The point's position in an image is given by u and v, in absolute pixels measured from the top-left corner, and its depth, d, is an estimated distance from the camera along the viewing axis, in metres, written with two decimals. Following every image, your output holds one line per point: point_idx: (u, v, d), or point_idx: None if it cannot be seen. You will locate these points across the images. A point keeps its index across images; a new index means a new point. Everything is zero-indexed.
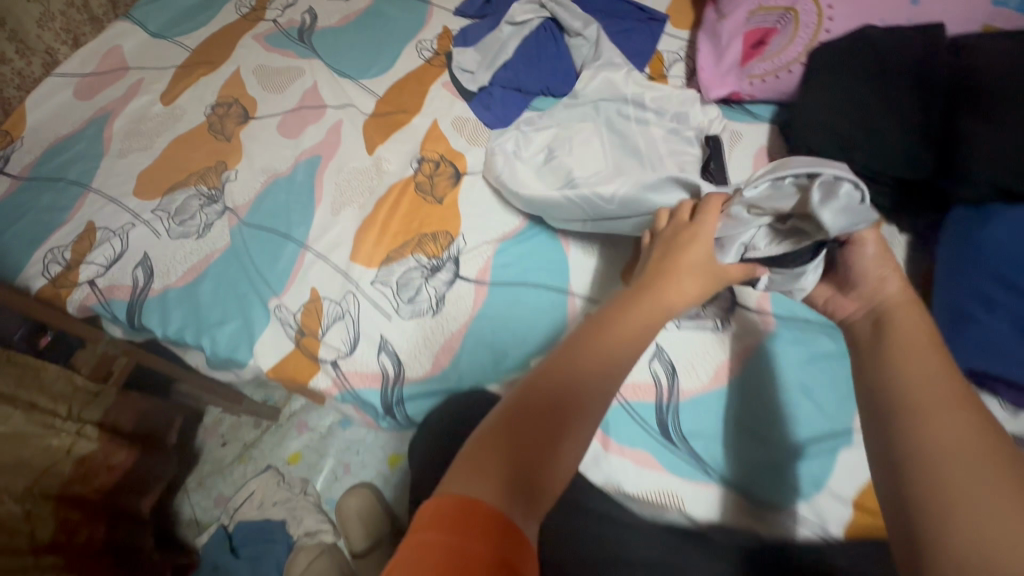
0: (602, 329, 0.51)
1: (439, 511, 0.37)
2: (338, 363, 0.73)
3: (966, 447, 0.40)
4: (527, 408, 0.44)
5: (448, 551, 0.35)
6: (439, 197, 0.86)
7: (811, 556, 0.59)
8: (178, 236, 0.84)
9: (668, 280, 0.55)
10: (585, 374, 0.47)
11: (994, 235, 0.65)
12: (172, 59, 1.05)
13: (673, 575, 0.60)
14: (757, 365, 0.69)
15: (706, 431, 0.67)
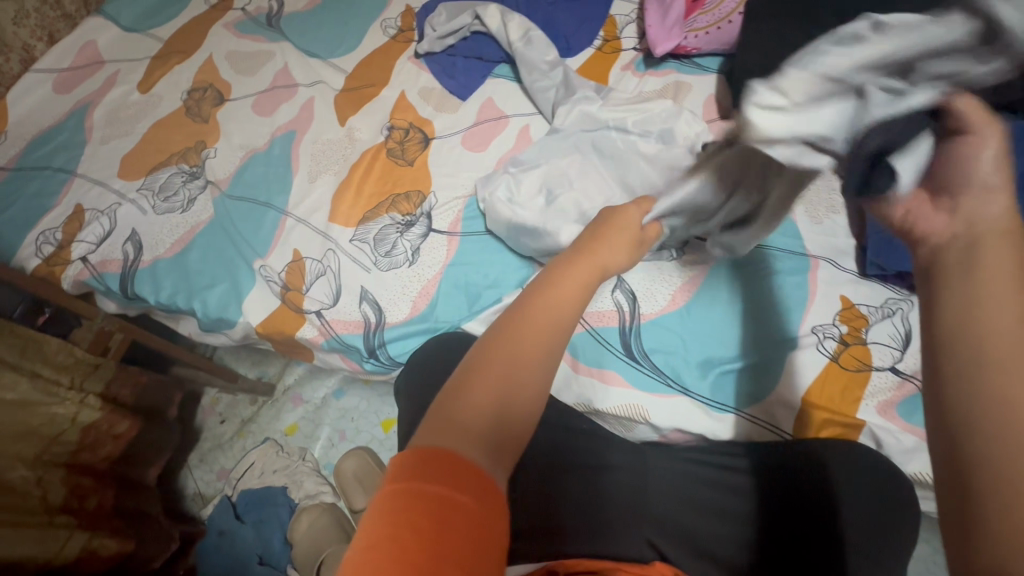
0: (537, 297, 0.43)
1: (415, 462, 0.34)
2: (322, 312, 0.80)
3: None
4: (471, 405, 0.37)
5: (430, 499, 0.32)
6: (410, 159, 0.90)
7: (763, 446, 0.65)
8: (164, 211, 0.90)
9: (601, 239, 0.50)
10: (529, 349, 0.40)
11: None
12: (146, 49, 1.09)
13: (640, 477, 0.65)
14: (709, 286, 0.75)
15: (666, 346, 0.74)
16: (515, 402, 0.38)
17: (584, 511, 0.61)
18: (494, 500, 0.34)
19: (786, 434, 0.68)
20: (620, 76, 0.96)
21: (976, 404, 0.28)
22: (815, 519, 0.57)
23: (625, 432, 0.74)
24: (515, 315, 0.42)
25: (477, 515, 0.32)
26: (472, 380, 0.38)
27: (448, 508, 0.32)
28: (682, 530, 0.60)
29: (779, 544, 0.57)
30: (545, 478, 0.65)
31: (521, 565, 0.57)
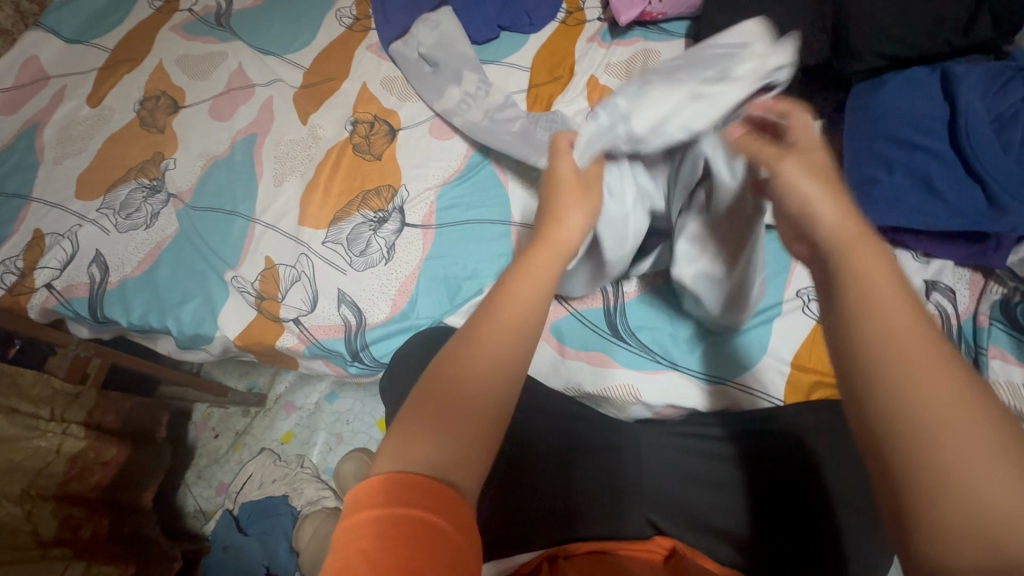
0: (502, 292, 0.40)
1: (381, 491, 0.31)
2: (300, 319, 0.78)
3: (948, 393, 0.27)
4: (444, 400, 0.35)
5: (380, 523, 0.30)
6: (377, 153, 0.87)
7: (758, 412, 0.65)
8: (127, 229, 0.86)
9: (560, 216, 0.46)
10: (502, 345, 0.37)
11: (885, 100, 0.69)
12: (91, 61, 1.04)
13: (635, 456, 0.64)
14: None
15: (651, 323, 0.73)
16: (489, 398, 0.36)
17: (578, 495, 0.61)
18: (456, 511, 0.31)
19: (778, 400, 0.67)
20: (586, 49, 0.92)
21: (888, 437, 0.27)
22: (799, 484, 0.58)
23: (618, 413, 0.73)
24: (482, 312, 0.39)
25: (434, 527, 0.30)
26: (444, 376, 0.36)
27: (401, 529, 0.30)
28: (679, 505, 0.60)
29: (765, 509, 0.58)
30: (542, 466, 0.64)
31: (528, 553, 0.57)
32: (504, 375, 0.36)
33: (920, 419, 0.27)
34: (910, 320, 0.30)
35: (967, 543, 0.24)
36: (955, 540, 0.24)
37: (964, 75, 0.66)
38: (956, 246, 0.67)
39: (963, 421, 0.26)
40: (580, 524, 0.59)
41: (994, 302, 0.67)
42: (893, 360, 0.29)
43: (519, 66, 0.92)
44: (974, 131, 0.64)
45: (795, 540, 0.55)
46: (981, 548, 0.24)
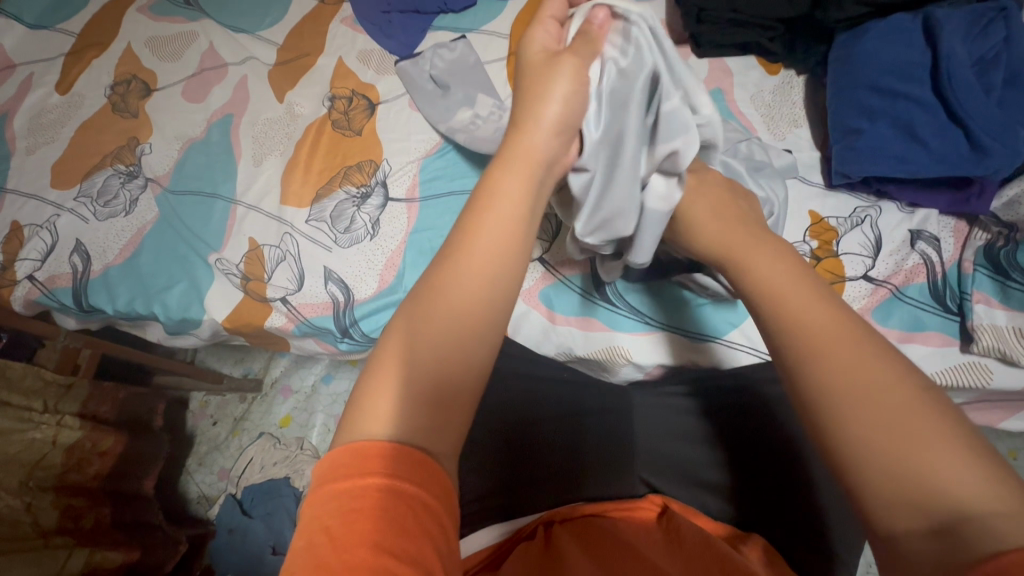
0: (473, 218, 0.40)
1: (347, 460, 0.31)
2: (288, 299, 0.78)
3: (869, 395, 0.33)
4: (419, 369, 0.34)
5: (338, 496, 0.29)
6: (357, 129, 0.86)
7: (745, 366, 0.65)
8: (106, 216, 0.85)
9: (524, 129, 0.44)
10: (467, 275, 0.37)
11: (867, 49, 0.68)
12: (58, 46, 1.02)
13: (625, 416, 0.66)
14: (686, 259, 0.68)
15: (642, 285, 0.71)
16: (466, 364, 0.36)
17: (577, 459, 0.62)
18: (423, 475, 0.31)
19: (765, 355, 0.67)
20: None
21: (827, 428, 0.34)
22: (778, 441, 0.59)
23: (609, 375, 0.73)
24: (448, 251, 0.39)
25: (397, 490, 0.29)
26: (408, 324, 0.36)
27: (361, 501, 0.29)
28: (671, 464, 0.62)
29: (748, 468, 0.59)
30: (540, 430, 0.65)
31: (527, 515, 0.58)
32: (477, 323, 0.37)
33: (855, 415, 0.33)
34: (835, 332, 0.37)
35: (902, 505, 0.30)
36: (897, 505, 0.30)
37: (946, 19, 0.64)
38: (940, 193, 0.67)
39: (887, 410, 0.33)
40: (582, 485, 0.61)
41: (978, 248, 0.66)
42: (827, 362, 0.36)
43: (498, 34, 0.88)
44: (955, 76, 0.63)
45: (777, 496, 0.56)
46: (915, 507, 0.30)
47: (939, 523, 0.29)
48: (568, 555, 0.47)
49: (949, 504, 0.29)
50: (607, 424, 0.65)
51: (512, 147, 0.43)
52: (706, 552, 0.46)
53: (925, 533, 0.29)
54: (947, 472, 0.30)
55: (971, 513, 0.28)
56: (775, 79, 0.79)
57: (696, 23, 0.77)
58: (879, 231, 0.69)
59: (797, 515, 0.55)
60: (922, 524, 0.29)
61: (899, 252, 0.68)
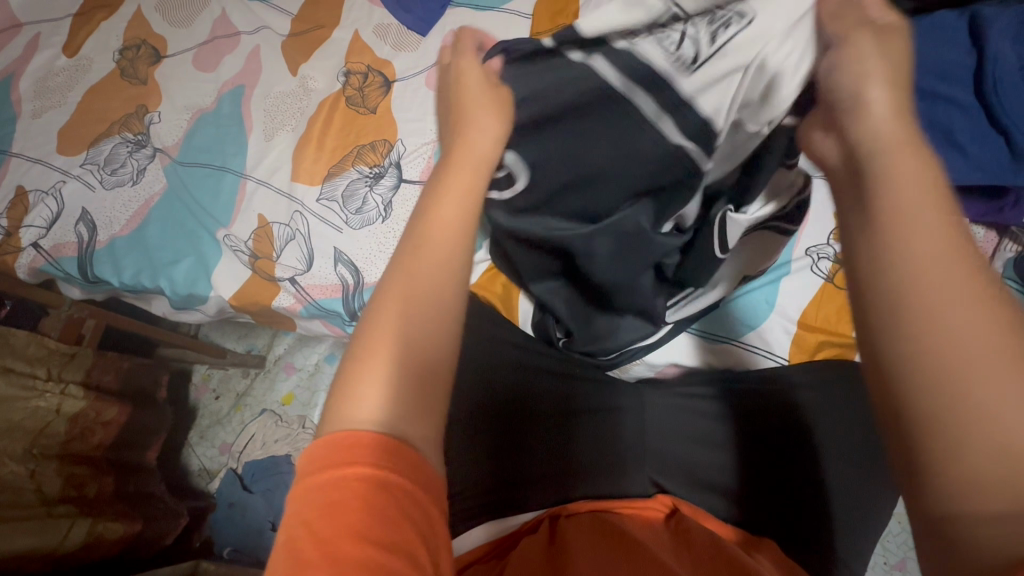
0: (413, 250, 0.35)
1: (332, 452, 0.28)
2: (296, 279, 0.77)
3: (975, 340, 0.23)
4: (416, 345, 0.32)
5: (323, 490, 0.27)
6: (372, 107, 0.83)
7: (765, 373, 0.63)
8: (113, 186, 0.83)
9: (462, 137, 0.40)
10: (425, 286, 0.34)
11: (908, 46, 0.65)
12: (66, 7, 0.98)
13: (626, 414, 0.64)
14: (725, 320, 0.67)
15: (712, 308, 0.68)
16: (448, 354, 0.33)
17: (575, 459, 0.62)
18: (410, 471, 0.29)
19: (782, 358, 0.67)
20: None
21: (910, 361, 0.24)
22: (789, 448, 0.59)
23: (619, 373, 0.69)
24: (400, 265, 0.35)
25: (384, 485, 0.27)
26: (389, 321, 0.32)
27: (344, 492, 0.27)
28: (681, 466, 0.61)
29: (758, 475, 0.58)
30: (537, 425, 0.63)
31: (527, 513, 0.58)
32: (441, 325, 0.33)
33: (957, 371, 0.23)
34: (947, 255, 0.25)
35: (991, 474, 0.22)
36: (965, 471, 0.22)
37: (994, 18, 0.61)
38: (972, 202, 0.65)
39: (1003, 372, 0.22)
40: (577, 484, 0.60)
41: (1009, 259, 0.67)
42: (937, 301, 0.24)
43: (519, 13, 0.84)
44: (1001, 82, 0.61)
45: (779, 501, 0.57)
46: (1001, 484, 0.21)
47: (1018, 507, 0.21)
48: (573, 546, 0.46)
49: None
50: (623, 431, 0.63)
51: (454, 153, 0.40)
52: (712, 555, 0.44)
53: (1001, 518, 0.21)
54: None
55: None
56: None
57: None
58: None
59: (804, 521, 0.55)
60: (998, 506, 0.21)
61: None
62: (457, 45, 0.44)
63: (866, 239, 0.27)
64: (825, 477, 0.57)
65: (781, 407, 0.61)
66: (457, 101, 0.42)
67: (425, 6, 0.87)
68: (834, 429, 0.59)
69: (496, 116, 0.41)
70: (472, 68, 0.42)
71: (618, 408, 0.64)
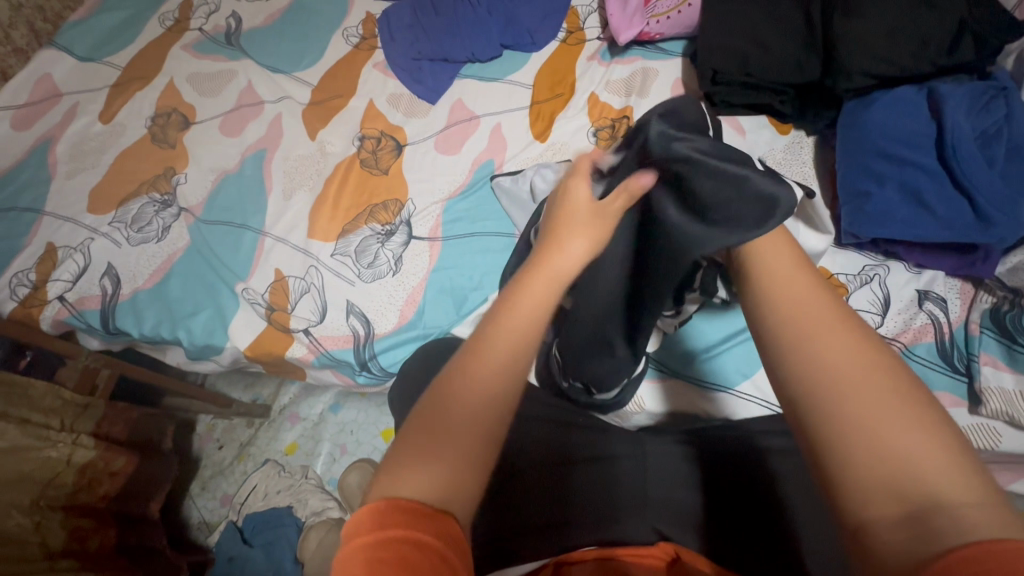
0: (488, 331, 0.38)
1: (372, 514, 0.31)
2: (310, 330, 0.80)
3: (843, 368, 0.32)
4: (447, 404, 0.35)
5: (366, 550, 0.30)
6: (384, 168, 0.90)
7: (734, 428, 0.66)
8: (139, 242, 0.88)
9: (549, 250, 0.43)
10: (489, 373, 0.36)
11: (875, 117, 0.72)
12: (104, 79, 1.07)
13: (616, 460, 0.66)
14: (707, 377, 0.73)
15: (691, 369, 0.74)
16: (488, 413, 0.35)
17: (568, 508, 0.62)
18: (447, 533, 0.31)
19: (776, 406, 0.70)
20: (585, 67, 0.93)
21: (804, 394, 0.32)
22: (757, 492, 0.59)
23: (620, 422, 0.75)
24: (477, 339, 0.38)
25: (421, 544, 0.30)
26: (452, 379, 0.36)
27: (386, 551, 0.30)
28: (667, 508, 0.61)
29: (730, 516, 0.58)
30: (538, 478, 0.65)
31: (525, 563, 0.57)
32: (503, 387, 0.36)
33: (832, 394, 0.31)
34: (821, 310, 0.35)
35: (881, 484, 0.28)
36: (868, 483, 0.28)
37: (949, 93, 0.68)
38: (946, 257, 0.70)
39: (872, 394, 0.31)
40: (570, 531, 0.59)
41: (984, 311, 0.69)
42: (809, 343, 0.34)
43: (522, 84, 0.93)
44: (960, 149, 0.67)
45: (757, 540, 0.55)
46: (886, 489, 0.28)
47: (913, 511, 0.27)
48: None
49: (923, 493, 0.27)
50: (616, 478, 0.64)
51: (534, 266, 0.42)
52: None
53: (898, 520, 0.27)
54: (923, 461, 0.28)
55: (943, 504, 0.27)
56: (786, 138, 0.84)
57: (711, 84, 0.82)
58: (886, 290, 0.72)
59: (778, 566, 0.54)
60: (895, 510, 0.27)
61: (907, 311, 0.71)
62: (577, 164, 0.47)
63: (758, 303, 0.37)
64: (796, 521, 0.56)
65: (745, 453, 0.62)
66: (558, 217, 0.45)
67: (435, 78, 0.95)
68: (801, 478, 0.59)
69: (592, 233, 0.43)
70: (578, 190, 0.45)
71: (605, 455, 0.66)
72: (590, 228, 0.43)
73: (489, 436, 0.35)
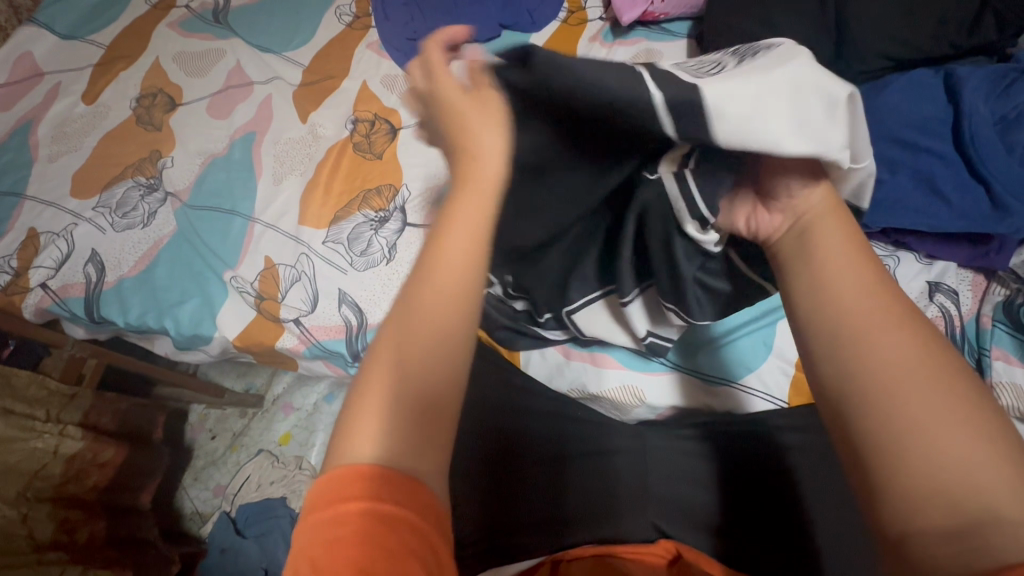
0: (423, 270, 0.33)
1: (329, 487, 0.29)
2: (301, 320, 0.78)
3: (901, 369, 0.30)
4: (404, 379, 0.31)
5: (327, 524, 0.28)
6: (378, 152, 0.86)
7: (753, 422, 0.62)
8: (123, 228, 0.85)
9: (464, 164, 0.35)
10: (429, 329, 0.32)
11: (889, 100, 0.69)
12: (87, 58, 1.03)
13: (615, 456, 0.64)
14: (718, 370, 0.65)
15: (699, 361, 0.65)
16: (442, 382, 0.31)
17: (566, 503, 0.61)
18: (414, 502, 0.29)
19: (787, 402, 0.65)
20: (587, 48, 0.89)
21: (855, 396, 0.31)
22: (772, 487, 0.58)
23: (620, 416, 0.69)
24: (410, 289, 0.33)
25: (382, 515, 0.28)
26: (396, 349, 0.31)
27: (344, 529, 0.28)
28: (674, 505, 0.60)
29: (738, 509, 0.58)
30: (534, 473, 0.63)
31: (526, 560, 0.58)
32: (451, 360, 0.32)
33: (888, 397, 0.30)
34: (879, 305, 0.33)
35: (931, 496, 0.27)
36: (918, 494, 0.27)
37: (967, 77, 0.66)
38: (960, 247, 0.68)
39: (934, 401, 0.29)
40: (571, 530, 0.59)
41: (997, 303, 0.66)
42: (866, 341, 0.32)
43: None
44: (977, 134, 0.64)
45: (768, 535, 0.56)
46: (938, 501, 0.27)
47: (966, 528, 0.26)
48: None
49: (976, 507, 0.26)
50: (619, 474, 0.63)
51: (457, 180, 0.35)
52: None
53: (946, 535, 0.26)
54: (982, 475, 0.27)
55: (1000, 524, 0.25)
56: None
57: None
58: (895, 282, 0.69)
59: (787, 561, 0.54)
60: (946, 525, 0.26)
61: (917, 304, 0.69)
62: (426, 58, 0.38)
63: (810, 297, 0.35)
64: (811, 515, 0.56)
65: (765, 451, 0.60)
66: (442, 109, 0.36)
67: None
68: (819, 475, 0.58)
69: (495, 121, 0.36)
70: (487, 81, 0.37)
71: (603, 450, 0.64)
72: (484, 110, 0.36)
73: None
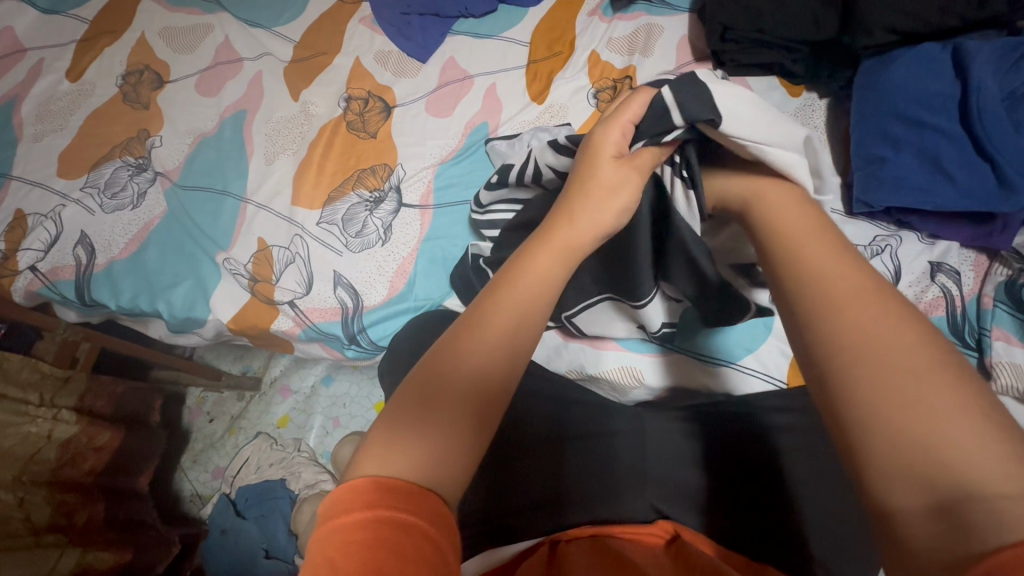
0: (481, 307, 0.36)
1: (344, 497, 0.29)
2: (295, 302, 0.77)
3: (886, 348, 0.29)
4: (446, 380, 0.33)
5: (342, 532, 0.27)
6: (372, 131, 0.85)
7: (743, 404, 0.63)
8: (113, 209, 0.84)
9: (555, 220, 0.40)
10: (489, 350, 0.34)
11: (894, 76, 0.68)
12: (70, 33, 1.00)
13: (614, 437, 0.64)
14: (709, 353, 0.69)
15: (691, 344, 0.70)
16: (479, 386, 0.33)
17: (564, 485, 0.60)
18: (427, 509, 0.28)
19: (781, 382, 0.67)
20: (586, 23, 0.87)
21: (838, 375, 0.30)
22: (759, 466, 0.58)
23: (619, 397, 0.72)
24: (474, 316, 0.35)
25: (396, 524, 0.27)
26: (441, 354, 0.34)
27: (360, 534, 0.27)
28: (666, 484, 0.59)
29: (734, 488, 0.57)
30: (531, 453, 0.63)
31: (523, 541, 0.56)
32: (489, 372, 0.34)
33: (874, 374, 0.29)
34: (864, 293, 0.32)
35: (914, 471, 0.25)
36: (898, 471, 0.26)
37: (977, 51, 0.64)
38: (962, 226, 0.67)
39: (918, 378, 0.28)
40: (567, 511, 0.58)
41: (999, 283, 0.65)
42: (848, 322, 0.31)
43: (518, 42, 0.87)
44: (984, 111, 0.63)
45: (761, 514, 0.55)
46: (919, 479, 0.25)
47: (945, 504, 0.24)
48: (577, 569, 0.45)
49: (957, 483, 0.24)
50: (613, 454, 0.62)
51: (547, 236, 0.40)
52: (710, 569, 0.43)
53: (926, 513, 0.25)
54: (970, 451, 0.25)
55: (981, 495, 0.24)
56: (797, 101, 0.78)
57: (721, 41, 0.76)
58: (896, 262, 0.69)
59: (781, 538, 0.53)
60: (926, 502, 0.25)
61: (918, 284, 0.68)
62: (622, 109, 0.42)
63: (794, 284, 0.35)
64: (797, 493, 0.56)
65: (750, 432, 0.60)
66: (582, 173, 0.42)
67: (425, 34, 0.89)
68: (807, 455, 0.57)
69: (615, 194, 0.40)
70: (610, 136, 0.42)
71: (601, 432, 0.64)
72: (611, 192, 0.41)
73: (473, 423, 0.32)
